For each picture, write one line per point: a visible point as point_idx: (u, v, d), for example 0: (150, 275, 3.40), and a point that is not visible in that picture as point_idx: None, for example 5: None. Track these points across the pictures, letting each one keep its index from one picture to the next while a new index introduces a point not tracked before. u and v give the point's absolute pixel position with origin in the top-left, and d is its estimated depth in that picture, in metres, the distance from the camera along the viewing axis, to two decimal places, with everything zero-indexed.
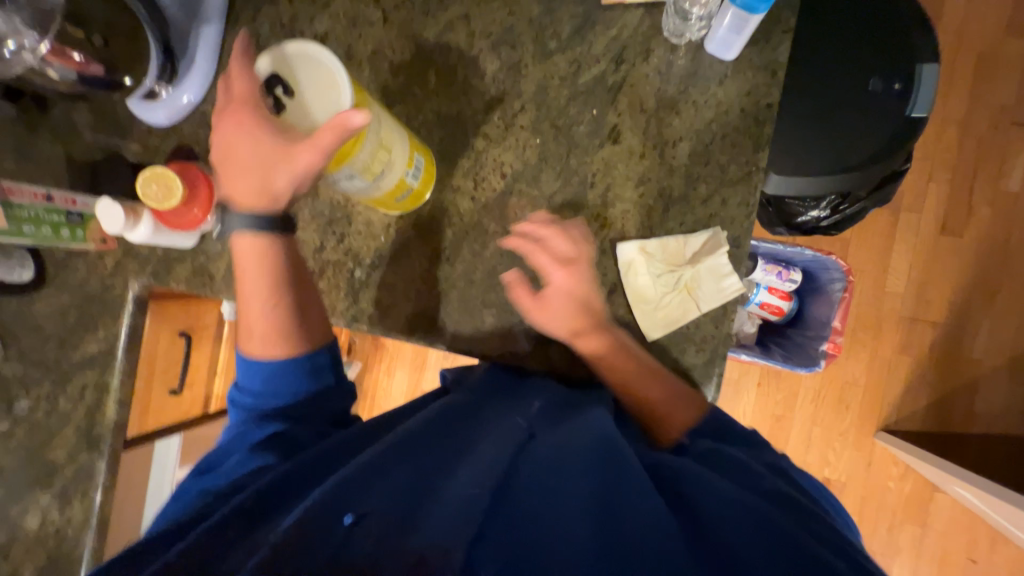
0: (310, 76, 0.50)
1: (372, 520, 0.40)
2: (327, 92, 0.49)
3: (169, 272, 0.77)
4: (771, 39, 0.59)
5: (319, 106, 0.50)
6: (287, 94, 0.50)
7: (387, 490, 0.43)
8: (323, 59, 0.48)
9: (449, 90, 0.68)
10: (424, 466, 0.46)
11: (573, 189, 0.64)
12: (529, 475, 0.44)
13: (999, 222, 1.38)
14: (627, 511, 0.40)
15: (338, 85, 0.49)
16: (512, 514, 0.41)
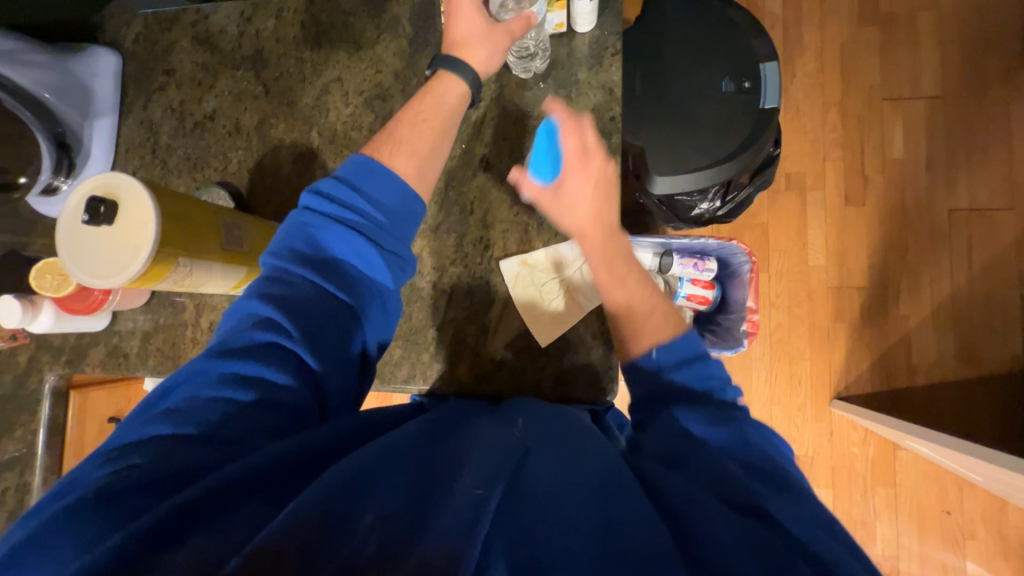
0: (131, 215, 0.49)
1: (386, 526, 0.37)
2: (137, 232, 0.48)
3: (84, 358, 0.78)
4: (603, 64, 0.68)
5: (119, 242, 0.48)
6: (104, 215, 0.48)
7: (406, 493, 0.40)
8: (148, 212, 0.48)
9: (333, 145, 0.73)
10: (433, 472, 0.43)
11: (456, 217, 0.69)
12: (541, 480, 0.43)
13: (893, 188, 1.50)
14: (632, 506, 0.40)
15: (147, 239, 0.48)
16: (521, 520, 0.39)
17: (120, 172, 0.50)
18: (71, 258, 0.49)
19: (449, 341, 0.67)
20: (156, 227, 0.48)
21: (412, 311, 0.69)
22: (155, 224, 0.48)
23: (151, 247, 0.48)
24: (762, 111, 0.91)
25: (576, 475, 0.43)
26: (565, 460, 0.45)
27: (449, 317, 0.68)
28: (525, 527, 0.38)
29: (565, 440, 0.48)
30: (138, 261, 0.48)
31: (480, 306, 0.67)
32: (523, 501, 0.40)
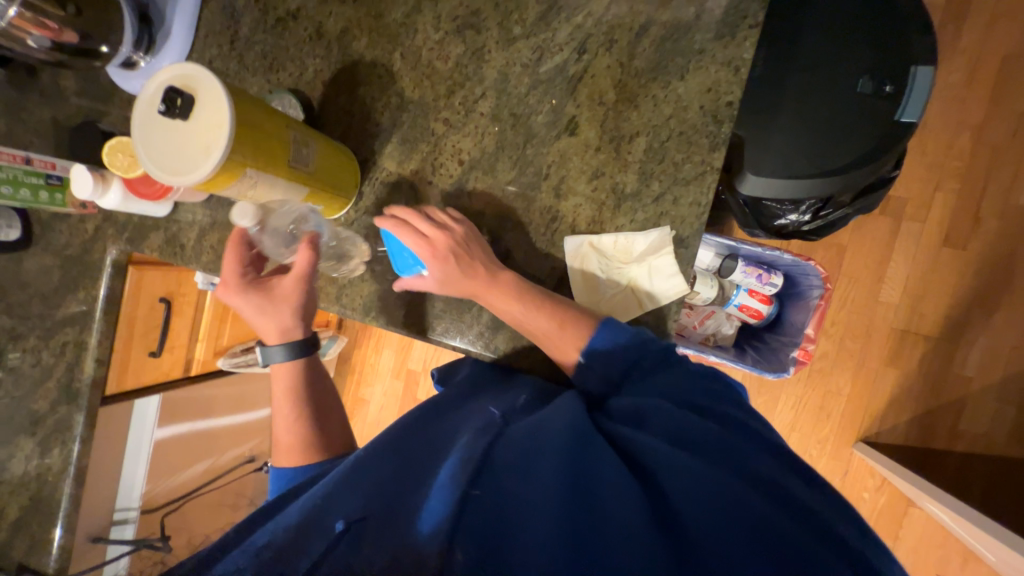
0: (207, 122, 0.46)
1: (363, 527, 0.42)
2: (206, 143, 0.46)
3: (144, 239, 0.80)
4: (737, 34, 0.57)
5: (188, 144, 0.47)
6: (182, 113, 0.46)
7: (378, 493, 0.45)
8: (224, 128, 0.46)
9: (414, 72, 0.68)
10: (406, 473, 0.48)
11: (527, 179, 0.64)
12: (509, 456, 0.44)
13: (1006, 237, 1.32)
14: (611, 495, 0.41)
15: (214, 154, 0.46)
16: (493, 501, 0.41)
17: (198, 65, 0.47)
18: (146, 150, 0.48)
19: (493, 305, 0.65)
20: (230, 130, 0.46)
21: None
22: (229, 127, 0.46)
23: (215, 163, 0.46)
24: (895, 124, 0.79)
25: (544, 455, 0.44)
26: (532, 441, 0.46)
27: None
28: (498, 513, 0.40)
29: (542, 419, 0.49)
30: (208, 163, 0.46)
31: (532, 279, 0.64)
32: (491, 477, 0.43)
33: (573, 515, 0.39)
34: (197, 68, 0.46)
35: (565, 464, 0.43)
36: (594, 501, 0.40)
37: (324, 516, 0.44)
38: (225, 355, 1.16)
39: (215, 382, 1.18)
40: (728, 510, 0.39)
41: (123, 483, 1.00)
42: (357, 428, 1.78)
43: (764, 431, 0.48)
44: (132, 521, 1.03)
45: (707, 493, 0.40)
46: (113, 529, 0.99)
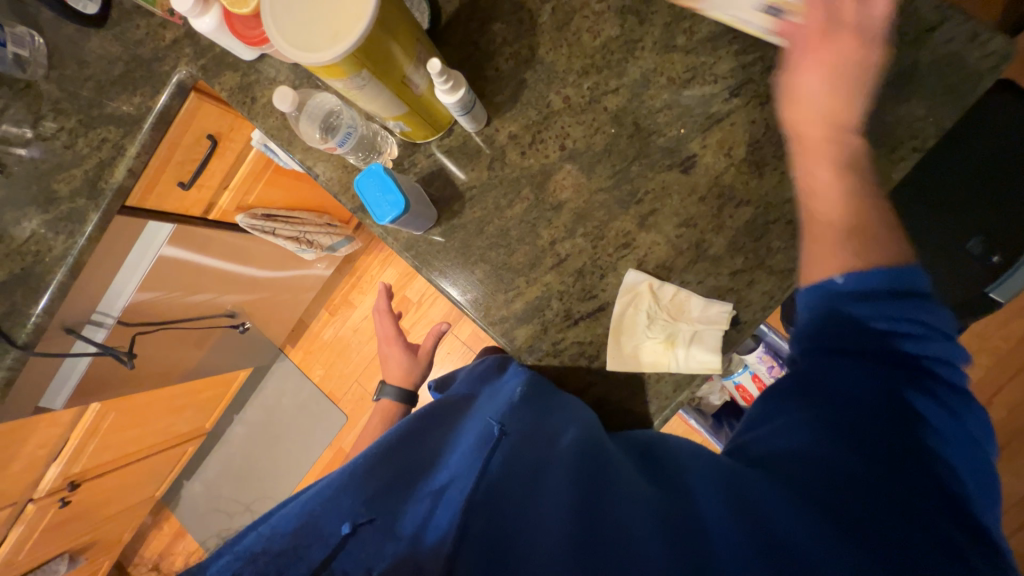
0: (342, 13, 0.43)
1: (369, 529, 0.43)
2: (333, 34, 0.43)
3: (217, 75, 0.76)
4: (895, 151, 0.53)
5: (318, 24, 0.44)
6: None
7: (388, 489, 0.47)
8: (358, 29, 0.43)
9: (558, 32, 0.63)
10: (411, 471, 0.51)
11: (619, 194, 0.61)
12: (521, 467, 0.48)
13: None
14: (612, 513, 0.42)
15: (335, 47, 0.43)
16: (496, 519, 0.43)
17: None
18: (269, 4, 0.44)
19: (529, 298, 0.64)
20: (367, 27, 0.43)
21: (517, 250, 0.64)
22: (366, 25, 0.43)
23: (331, 57, 0.43)
24: (983, 296, 0.73)
25: (547, 465, 0.48)
26: (543, 456, 0.49)
27: (544, 279, 0.64)
28: (502, 520, 0.43)
29: (546, 421, 0.53)
30: (332, 50, 0.43)
31: (577, 291, 0.63)
32: (506, 485, 0.46)
33: (589, 516, 0.41)
34: None
35: (574, 483, 0.44)
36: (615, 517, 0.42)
37: (328, 519, 0.43)
38: (246, 213, 1.14)
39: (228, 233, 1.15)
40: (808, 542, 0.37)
41: (111, 289, 0.98)
42: (335, 325, 1.82)
43: (915, 456, 0.41)
44: (106, 327, 1.02)
45: (726, 525, 0.40)
46: (86, 327, 0.99)
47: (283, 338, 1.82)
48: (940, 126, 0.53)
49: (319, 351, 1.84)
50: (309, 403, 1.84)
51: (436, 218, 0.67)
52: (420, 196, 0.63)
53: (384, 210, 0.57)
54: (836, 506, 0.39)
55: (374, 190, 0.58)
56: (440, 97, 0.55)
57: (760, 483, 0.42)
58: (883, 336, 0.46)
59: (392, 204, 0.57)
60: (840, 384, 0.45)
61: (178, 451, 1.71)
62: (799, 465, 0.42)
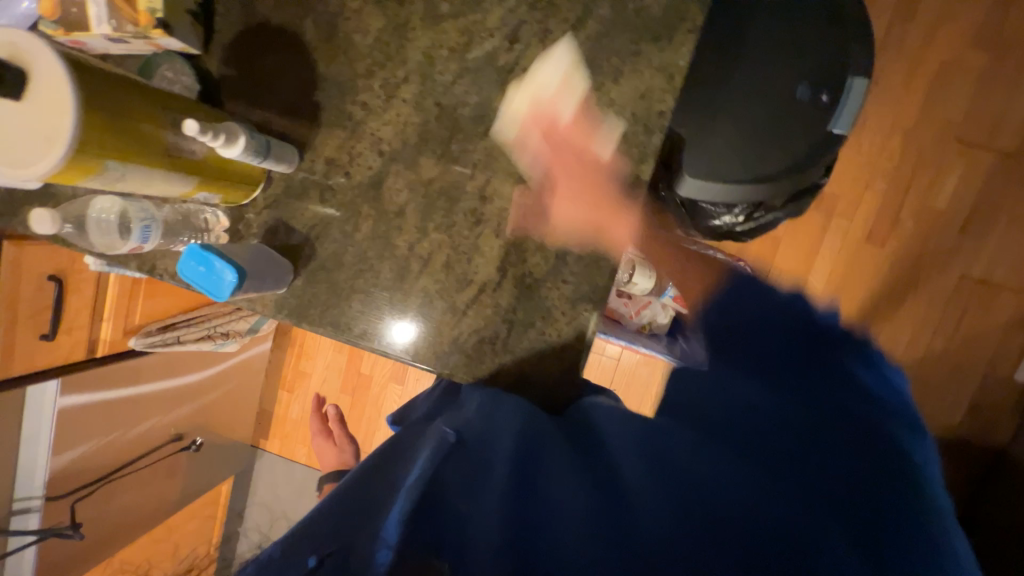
0: (41, 118, 0.39)
1: (335, 559, 0.41)
2: (40, 142, 0.39)
3: (15, 215, 0.70)
4: (673, 39, 0.54)
5: (16, 134, 0.39)
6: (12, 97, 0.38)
7: (350, 514, 0.47)
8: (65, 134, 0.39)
9: (329, 46, 0.60)
10: (370, 500, 0.49)
11: (453, 177, 0.60)
12: (455, 469, 0.48)
13: (919, 237, 1.39)
14: (556, 492, 0.46)
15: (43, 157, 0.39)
16: (452, 513, 0.44)
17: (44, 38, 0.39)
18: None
19: (412, 308, 0.63)
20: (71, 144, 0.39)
21: (382, 267, 0.63)
22: (74, 128, 0.39)
23: (45, 168, 0.39)
24: (827, 133, 0.79)
25: (482, 471, 0.48)
26: (487, 456, 0.50)
27: (419, 285, 0.62)
28: (444, 522, 0.44)
29: (510, 416, 0.54)
30: (31, 172, 0.39)
31: (454, 282, 0.61)
32: (453, 491, 0.46)
33: (521, 510, 0.43)
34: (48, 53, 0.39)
35: (514, 476, 0.46)
36: (546, 497, 0.45)
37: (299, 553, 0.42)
38: (138, 334, 1.07)
39: (128, 362, 1.07)
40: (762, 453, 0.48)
41: (22, 469, 0.92)
42: (298, 399, 1.76)
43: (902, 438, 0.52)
44: (36, 510, 0.94)
45: (649, 498, 0.45)
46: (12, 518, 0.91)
47: (251, 434, 1.74)
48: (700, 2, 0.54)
49: (295, 432, 1.77)
50: (304, 485, 1.77)
51: (293, 268, 0.64)
52: (263, 256, 0.60)
53: (217, 286, 0.54)
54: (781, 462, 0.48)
55: (198, 268, 0.54)
56: (224, 154, 0.52)
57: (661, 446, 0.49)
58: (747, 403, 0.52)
59: (225, 276, 0.54)
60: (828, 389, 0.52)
61: None
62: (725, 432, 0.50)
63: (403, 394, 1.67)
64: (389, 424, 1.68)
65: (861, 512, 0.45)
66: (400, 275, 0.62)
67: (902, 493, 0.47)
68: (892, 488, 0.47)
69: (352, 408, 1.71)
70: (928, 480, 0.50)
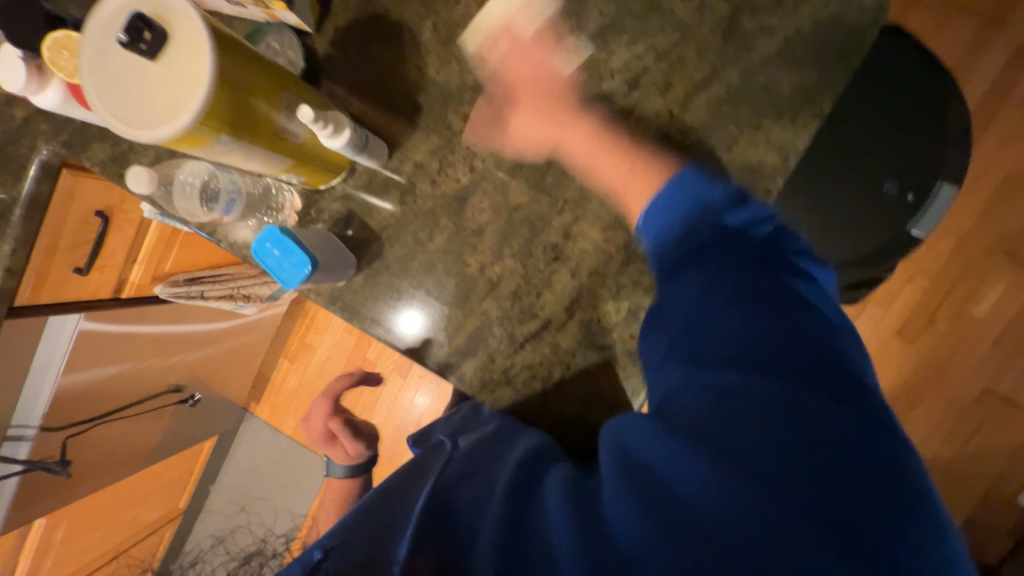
0: (171, 85, 0.38)
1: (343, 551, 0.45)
2: (163, 109, 0.38)
3: (85, 148, 0.69)
4: (797, 120, 0.53)
5: (143, 96, 0.38)
6: (148, 57, 0.37)
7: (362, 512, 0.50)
8: (188, 107, 0.37)
9: (444, 50, 0.59)
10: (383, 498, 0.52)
11: (540, 208, 0.58)
12: (451, 477, 0.50)
13: (948, 341, 1.39)
14: (540, 509, 0.43)
15: (161, 124, 0.38)
16: (447, 518, 0.46)
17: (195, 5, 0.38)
18: (91, 41, 0.38)
19: (469, 329, 0.61)
20: (188, 122, 0.37)
21: (447, 282, 0.61)
22: (198, 103, 0.37)
23: (159, 136, 0.38)
24: (904, 234, 0.78)
25: (473, 476, 0.50)
26: (477, 462, 0.51)
27: (481, 308, 0.60)
28: (446, 524, 0.46)
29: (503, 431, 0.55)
30: (142, 137, 0.38)
31: (518, 313, 0.60)
32: (450, 500, 0.48)
33: (508, 514, 0.43)
34: (194, 21, 0.37)
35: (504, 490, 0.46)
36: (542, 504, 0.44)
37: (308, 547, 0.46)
38: (165, 282, 1.06)
39: (149, 308, 1.05)
40: (755, 464, 0.35)
41: (25, 397, 0.89)
42: (297, 371, 1.73)
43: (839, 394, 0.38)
44: (30, 439, 0.92)
45: (667, 491, 0.38)
46: (4, 443, 0.89)
47: (244, 395, 1.72)
48: (832, 90, 0.52)
49: (287, 403, 1.75)
50: (285, 456, 1.75)
51: (357, 263, 0.62)
52: (333, 247, 0.58)
53: (287, 273, 0.53)
54: (801, 443, 0.35)
55: (273, 252, 0.53)
56: (325, 142, 0.50)
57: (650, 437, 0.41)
58: (783, 353, 0.39)
59: (297, 266, 0.53)
60: (795, 336, 0.40)
61: (155, 539, 1.59)
62: (731, 397, 0.38)
63: (404, 389, 1.65)
64: (383, 415, 1.66)
65: (798, 490, 0.34)
66: (464, 293, 0.61)
67: (833, 453, 0.35)
68: (838, 444, 0.35)
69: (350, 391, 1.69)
70: (913, 483, 0.36)
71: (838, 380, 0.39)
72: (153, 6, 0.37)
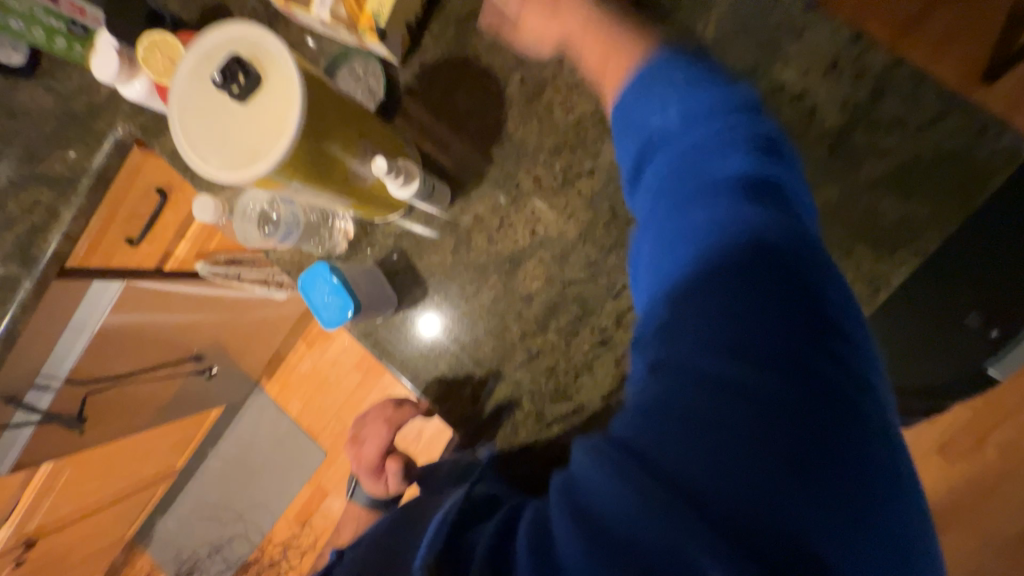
0: (254, 130, 0.37)
1: None
2: (241, 154, 0.37)
3: (158, 135, 0.69)
4: (896, 253, 0.48)
5: (226, 136, 0.37)
6: (238, 100, 0.36)
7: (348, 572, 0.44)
8: (264, 156, 0.36)
9: (527, 107, 0.57)
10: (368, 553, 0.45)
11: (595, 288, 0.55)
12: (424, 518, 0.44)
13: (997, 472, 1.27)
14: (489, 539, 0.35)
15: (235, 168, 0.36)
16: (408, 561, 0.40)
17: (295, 56, 0.36)
18: (192, 69, 0.38)
19: (497, 396, 0.58)
20: (258, 174, 0.36)
21: (484, 342, 0.59)
22: (275, 155, 0.36)
23: (231, 181, 0.37)
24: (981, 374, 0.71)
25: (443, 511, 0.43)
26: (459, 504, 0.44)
27: (514, 377, 0.58)
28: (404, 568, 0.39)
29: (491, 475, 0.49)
30: (213, 177, 0.37)
31: (550, 390, 0.57)
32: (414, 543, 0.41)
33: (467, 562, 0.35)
34: (289, 71, 0.36)
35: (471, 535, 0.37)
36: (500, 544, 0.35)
37: None
38: (206, 260, 1.07)
39: (187, 283, 1.06)
40: (682, 463, 0.28)
41: (56, 352, 0.91)
42: (312, 356, 1.75)
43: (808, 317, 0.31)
44: (53, 391, 0.95)
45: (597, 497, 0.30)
46: (29, 392, 0.91)
47: (258, 370, 1.74)
48: (942, 229, 0.47)
49: (297, 385, 1.77)
50: (285, 437, 1.76)
51: (397, 303, 0.60)
52: (378, 287, 0.56)
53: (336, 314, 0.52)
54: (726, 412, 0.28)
55: (325, 291, 0.52)
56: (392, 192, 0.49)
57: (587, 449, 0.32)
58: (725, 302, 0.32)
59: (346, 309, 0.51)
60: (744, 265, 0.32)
61: (149, 493, 1.63)
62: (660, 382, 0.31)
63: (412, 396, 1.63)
64: None
65: (751, 464, 0.27)
66: (500, 357, 0.58)
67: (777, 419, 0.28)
68: (794, 403, 0.28)
69: (359, 387, 1.69)
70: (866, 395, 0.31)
71: (792, 318, 0.31)
72: (253, 49, 0.37)
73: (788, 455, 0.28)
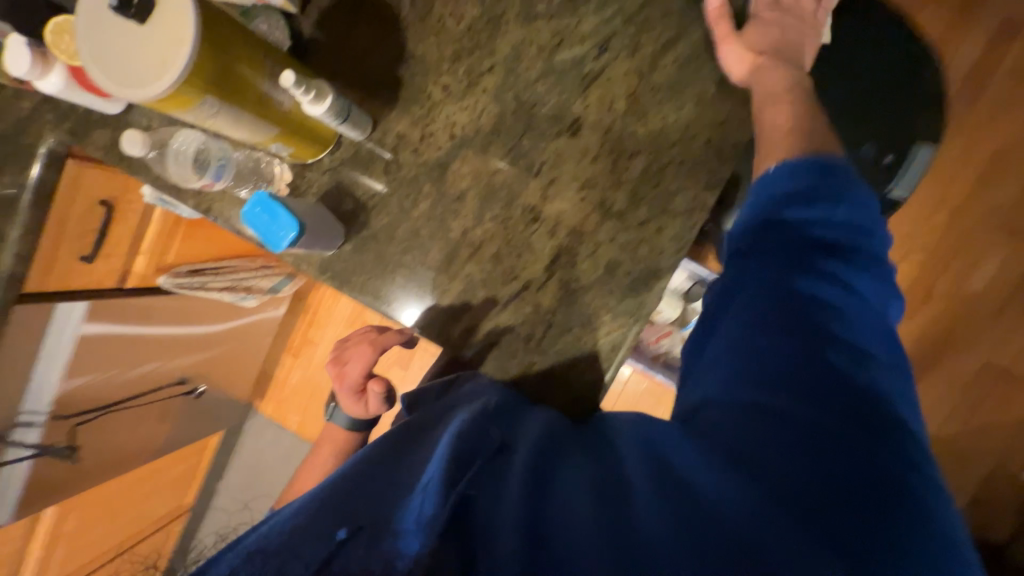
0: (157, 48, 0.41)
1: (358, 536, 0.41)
2: (150, 70, 0.41)
3: (87, 135, 0.72)
4: (762, 73, 0.55)
5: (133, 58, 0.41)
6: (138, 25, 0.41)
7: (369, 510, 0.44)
8: (171, 69, 0.41)
9: (421, 24, 0.62)
10: (390, 489, 0.47)
11: (517, 172, 0.61)
12: (486, 462, 0.46)
13: (949, 318, 1.38)
14: (573, 497, 0.42)
15: (147, 84, 0.41)
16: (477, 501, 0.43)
17: None
18: (89, 8, 0.42)
19: (453, 294, 0.63)
20: (164, 88, 0.41)
21: (432, 247, 0.63)
22: (182, 65, 0.40)
23: (143, 96, 0.41)
24: (887, 196, 0.80)
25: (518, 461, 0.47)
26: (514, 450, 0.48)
27: (465, 272, 0.63)
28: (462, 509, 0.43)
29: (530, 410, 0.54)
30: (126, 96, 0.41)
31: (499, 275, 0.62)
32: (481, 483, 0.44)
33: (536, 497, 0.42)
34: None
35: (527, 482, 0.43)
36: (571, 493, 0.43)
37: (318, 523, 0.42)
38: (168, 274, 1.08)
39: (152, 299, 1.08)
40: (783, 473, 0.38)
41: (34, 385, 0.92)
42: (300, 366, 1.76)
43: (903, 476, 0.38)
44: (38, 426, 0.95)
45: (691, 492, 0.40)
46: (15, 430, 0.92)
47: (249, 392, 1.74)
48: None
49: (291, 398, 1.78)
50: (290, 452, 1.77)
51: (344, 234, 0.65)
52: (321, 216, 0.60)
53: (275, 239, 0.55)
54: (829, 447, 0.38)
55: (261, 216, 0.55)
56: (308, 109, 0.53)
57: (677, 450, 0.43)
58: (827, 401, 0.40)
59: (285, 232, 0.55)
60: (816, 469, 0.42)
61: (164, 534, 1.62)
62: (751, 446, 0.40)
63: (405, 380, 1.67)
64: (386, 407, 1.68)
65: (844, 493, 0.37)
66: (449, 257, 0.63)
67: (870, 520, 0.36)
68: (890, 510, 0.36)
69: None
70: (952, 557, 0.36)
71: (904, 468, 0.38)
72: None
73: (818, 504, 0.37)
